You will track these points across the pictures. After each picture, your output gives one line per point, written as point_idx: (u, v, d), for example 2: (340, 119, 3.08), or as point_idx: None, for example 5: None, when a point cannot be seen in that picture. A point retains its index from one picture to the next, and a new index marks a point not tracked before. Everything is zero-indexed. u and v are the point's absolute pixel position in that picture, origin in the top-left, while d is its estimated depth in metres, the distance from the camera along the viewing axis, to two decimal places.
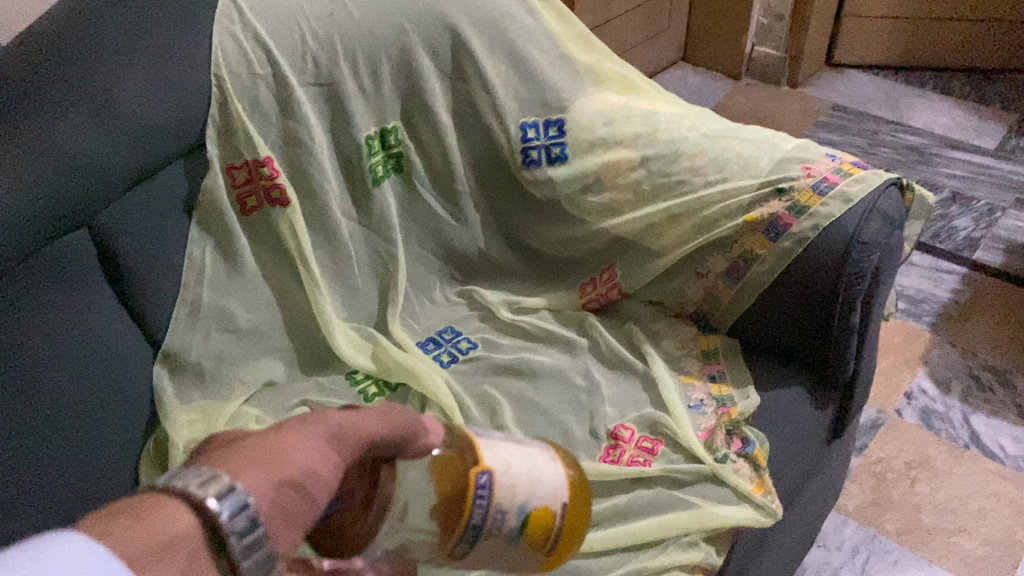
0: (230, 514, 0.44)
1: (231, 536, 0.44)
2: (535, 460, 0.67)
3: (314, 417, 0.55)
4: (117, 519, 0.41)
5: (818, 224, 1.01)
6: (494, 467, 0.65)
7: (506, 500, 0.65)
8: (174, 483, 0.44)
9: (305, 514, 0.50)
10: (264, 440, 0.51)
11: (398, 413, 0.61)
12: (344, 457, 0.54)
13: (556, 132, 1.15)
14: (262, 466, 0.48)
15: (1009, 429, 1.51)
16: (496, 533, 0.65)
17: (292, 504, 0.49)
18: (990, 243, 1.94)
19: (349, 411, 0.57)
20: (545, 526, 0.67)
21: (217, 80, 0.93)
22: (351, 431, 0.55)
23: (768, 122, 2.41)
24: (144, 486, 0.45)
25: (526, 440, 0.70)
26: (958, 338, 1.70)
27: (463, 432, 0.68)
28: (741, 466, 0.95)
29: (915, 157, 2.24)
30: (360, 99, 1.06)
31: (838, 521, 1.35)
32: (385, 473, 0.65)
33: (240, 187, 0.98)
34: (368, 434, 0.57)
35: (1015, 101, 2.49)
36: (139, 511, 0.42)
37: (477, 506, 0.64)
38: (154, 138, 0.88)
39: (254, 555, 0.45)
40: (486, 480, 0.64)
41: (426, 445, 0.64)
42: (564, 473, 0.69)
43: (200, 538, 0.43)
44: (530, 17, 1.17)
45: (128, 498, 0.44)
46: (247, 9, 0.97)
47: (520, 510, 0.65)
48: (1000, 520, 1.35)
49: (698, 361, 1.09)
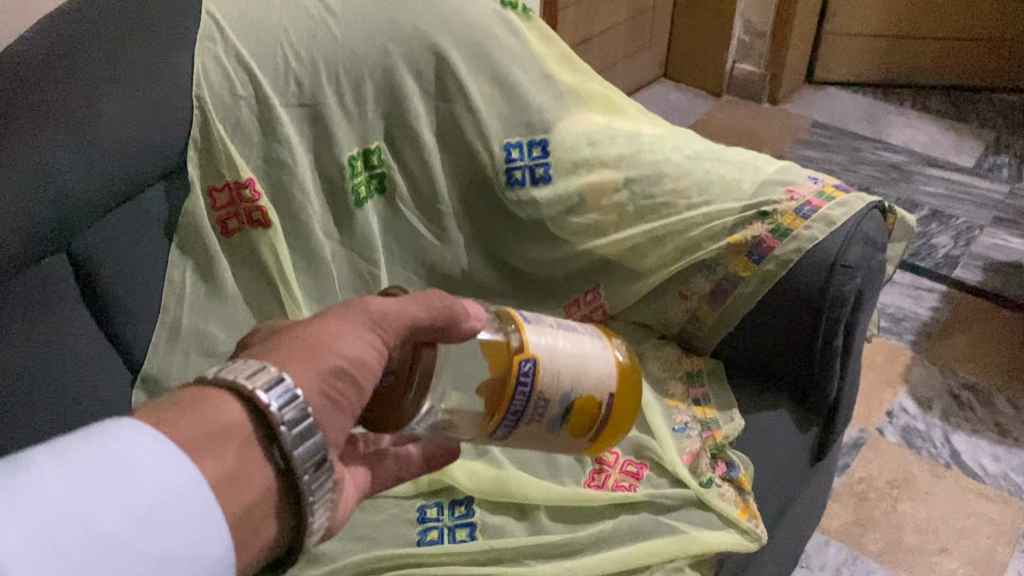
0: (278, 404, 0.55)
1: (281, 425, 0.55)
2: (581, 350, 0.75)
3: (358, 307, 0.66)
4: (179, 410, 0.53)
5: (801, 247, 1.02)
6: (539, 357, 0.73)
7: (549, 390, 0.73)
8: (227, 378, 0.56)
9: (353, 397, 0.62)
10: (315, 333, 0.62)
11: (438, 297, 0.69)
12: (384, 340, 0.66)
13: (539, 153, 1.15)
14: (312, 356, 0.60)
15: (988, 447, 1.52)
16: (541, 416, 0.74)
17: (341, 387, 0.61)
18: (969, 261, 1.96)
19: (391, 300, 0.68)
20: (589, 412, 0.75)
21: (198, 102, 0.93)
22: (392, 318, 0.66)
23: (749, 139, 2.42)
24: (202, 378, 0.57)
25: (575, 330, 0.77)
26: (938, 356, 1.71)
27: (512, 317, 0.76)
28: (726, 490, 0.95)
29: (894, 174, 2.26)
30: (343, 120, 1.05)
31: (821, 541, 1.35)
32: (427, 352, 0.71)
33: (221, 209, 0.97)
34: (406, 318, 0.67)
35: (992, 120, 2.52)
36: (198, 403, 0.54)
37: (521, 390, 0.72)
38: (137, 158, 0.87)
39: (305, 441, 0.56)
40: (529, 367, 0.72)
41: (471, 329, 0.71)
42: (609, 364, 0.76)
43: (249, 426, 0.55)
44: (513, 38, 1.18)
45: (190, 390, 0.55)
46: (229, 31, 0.97)
47: (564, 397, 0.74)
48: (981, 539, 1.36)
49: (682, 384, 1.09)
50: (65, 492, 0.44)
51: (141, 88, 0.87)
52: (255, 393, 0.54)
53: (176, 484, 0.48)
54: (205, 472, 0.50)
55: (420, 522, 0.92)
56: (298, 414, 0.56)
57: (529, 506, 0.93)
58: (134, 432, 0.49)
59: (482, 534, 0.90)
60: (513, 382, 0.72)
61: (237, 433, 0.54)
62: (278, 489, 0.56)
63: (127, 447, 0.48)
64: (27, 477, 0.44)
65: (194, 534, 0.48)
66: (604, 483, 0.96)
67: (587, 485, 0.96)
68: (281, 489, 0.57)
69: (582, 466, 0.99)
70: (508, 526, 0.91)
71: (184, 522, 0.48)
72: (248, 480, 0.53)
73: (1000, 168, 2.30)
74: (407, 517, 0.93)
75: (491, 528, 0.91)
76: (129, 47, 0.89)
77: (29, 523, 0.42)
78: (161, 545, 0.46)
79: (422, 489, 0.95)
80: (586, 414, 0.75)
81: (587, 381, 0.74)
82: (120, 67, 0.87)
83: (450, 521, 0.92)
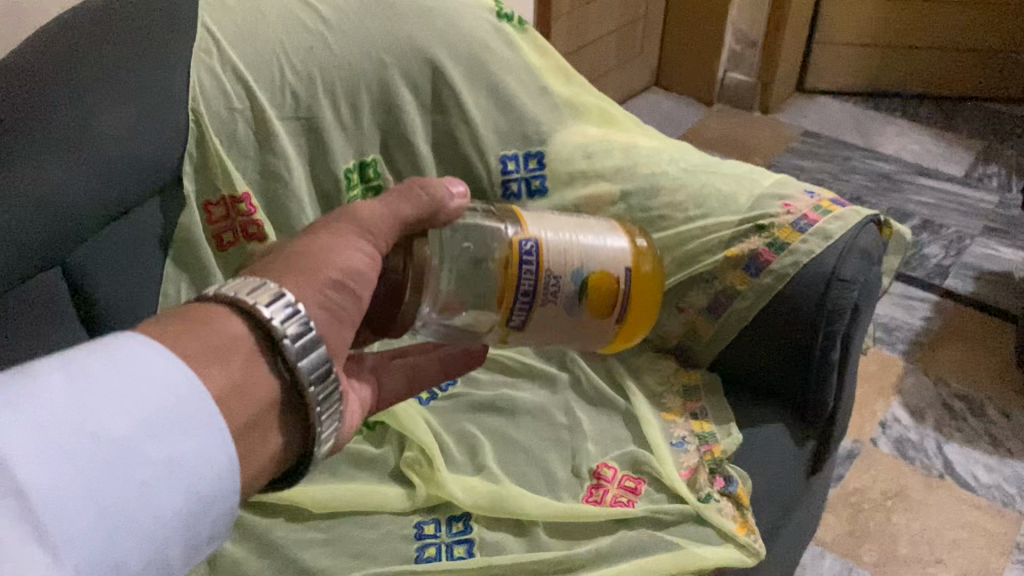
0: (281, 317, 0.54)
1: (285, 338, 0.54)
2: (583, 237, 0.86)
3: (347, 220, 0.66)
4: (179, 326, 0.52)
5: (798, 261, 1.01)
6: (540, 238, 0.84)
7: (556, 267, 0.83)
8: (225, 294, 0.55)
9: (351, 308, 0.63)
10: (308, 249, 0.62)
11: (417, 189, 0.72)
12: (377, 242, 0.67)
13: (536, 165, 1.15)
14: (309, 271, 0.60)
15: (981, 457, 1.52)
16: (556, 293, 0.83)
17: (339, 299, 0.61)
18: (960, 271, 1.97)
19: (376, 203, 0.69)
20: (599, 288, 0.84)
21: (194, 115, 0.92)
22: (380, 225, 0.67)
23: (740, 148, 2.43)
24: (200, 296, 0.56)
25: (578, 225, 0.88)
26: (930, 366, 1.72)
27: (516, 215, 0.87)
28: (725, 504, 0.95)
29: (885, 183, 2.27)
30: (339, 133, 1.05)
31: (816, 553, 1.35)
32: (417, 243, 0.77)
33: (218, 222, 0.97)
34: (396, 216, 0.69)
35: (981, 129, 2.54)
36: (198, 320, 0.53)
37: (530, 267, 0.83)
38: (135, 172, 0.86)
39: (310, 356, 0.55)
40: (533, 248, 0.83)
41: (450, 215, 0.74)
42: (612, 249, 0.86)
43: (252, 341, 0.54)
44: (509, 50, 1.17)
45: (189, 308, 0.54)
46: (225, 44, 0.96)
47: (575, 275, 0.84)
48: (975, 550, 1.36)
49: (679, 398, 1.08)
50: (70, 397, 0.43)
51: (139, 101, 0.86)
52: (256, 308, 0.54)
53: (180, 391, 0.47)
54: (210, 381, 0.50)
55: (418, 539, 0.91)
56: (300, 330, 0.55)
57: (528, 522, 0.93)
58: (139, 344, 0.48)
59: (480, 551, 0.90)
60: (518, 261, 0.82)
61: (242, 349, 0.53)
62: (284, 402, 0.56)
63: (130, 357, 0.47)
64: (30, 380, 0.43)
65: (200, 441, 0.47)
66: (602, 499, 0.96)
67: (585, 501, 0.96)
68: (288, 402, 0.56)
69: (581, 481, 0.98)
70: (507, 543, 0.91)
71: (191, 431, 0.47)
72: (254, 395, 0.53)
73: (990, 178, 2.32)
74: (404, 533, 0.91)
75: (489, 545, 0.90)
76: (126, 59, 0.87)
77: (37, 425, 0.41)
78: (166, 451, 0.45)
79: (420, 504, 0.94)
80: (597, 288, 0.84)
81: (593, 258, 0.85)
82: (117, 79, 0.86)
83: (448, 537, 0.91)
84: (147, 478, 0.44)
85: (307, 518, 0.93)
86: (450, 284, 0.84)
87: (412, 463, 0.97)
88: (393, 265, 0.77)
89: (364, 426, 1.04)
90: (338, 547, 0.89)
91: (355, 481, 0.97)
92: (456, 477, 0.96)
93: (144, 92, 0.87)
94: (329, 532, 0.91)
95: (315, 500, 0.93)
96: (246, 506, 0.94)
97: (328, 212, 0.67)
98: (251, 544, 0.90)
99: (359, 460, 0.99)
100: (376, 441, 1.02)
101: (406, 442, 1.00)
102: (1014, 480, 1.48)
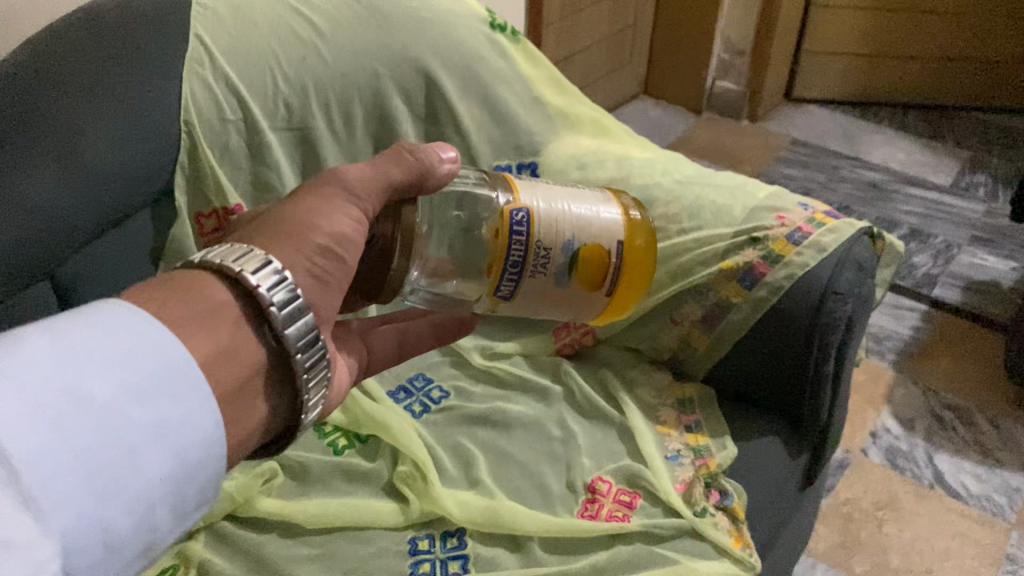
0: (266, 282, 0.54)
1: (270, 306, 0.54)
2: (580, 205, 0.82)
3: (333, 180, 0.64)
4: (166, 292, 0.51)
5: (793, 273, 1.01)
6: (530, 207, 0.79)
7: (546, 239, 0.79)
8: (212, 261, 0.54)
9: (339, 274, 0.62)
10: (293, 212, 0.61)
11: (405, 155, 0.68)
12: (363, 209, 0.64)
13: (529, 176, 1.15)
14: (291, 236, 0.60)
15: (970, 467, 1.53)
16: (546, 267, 0.80)
17: (326, 265, 0.61)
18: (948, 280, 1.98)
19: (364, 167, 0.66)
20: (592, 259, 0.81)
21: (186, 127, 0.91)
22: (368, 186, 0.65)
23: (729, 157, 2.43)
24: (185, 263, 0.55)
25: (573, 191, 0.84)
26: (920, 375, 1.72)
27: (505, 180, 0.82)
28: (720, 519, 0.95)
29: (873, 193, 2.28)
30: (332, 143, 1.05)
31: (808, 564, 1.35)
32: (407, 210, 0.71)
33: (209, 235, 0.95)
34: (385, 182, 0.66)
35: (968, 139, 2.56)
36: (185, 286, 0.52)
37: (520, 238, 0.78)
38: (124, 183, 0.85)
39: (296, 321, 0.55)
40: (523, 218, 0.79)
41: (442, 180, 0.70)
42: (609, 218, 0.83)
43: (238, 307, 0.54)
44: (503, 60, 1.17)
45: (176, 274, 0.54)
46: (216, 52, 0.94)
47: (567, 246, 0.80)
48: (965, 560, 1.36)
49: (674, 411, 1.08)
50: (53, 362, 0.42)
51: (131, 111, 0.85)
52: (241, 274, 0.54)
53: (168, 357, 0.46)
54: (194, 347, 0.49)
55: (411, 555, 0.90)
56: (287, 296, 0.55)
57: (522, 537, 0.92)
58: (124, 309, 0.48)
59: (474, 566, 0.89)
60: (508, 234, 0.78)
61: (227, 314, 0.53)
62: (270, 367, 0.56)
63: (113, 322, 0.46)
64: (12, 347, 0.42)
65: (189, 410, 0.46)
66: (597, 514, 0.95)
67: (580, 515, 0.95)
68: (274, 368, 0.56)
69: (576, 495, 0.97)
70: (502, 558, 0.90)
71: (182, 395, 0.46)
72: (241, 358, 0.53)
73: (976, 187, 2.33)
74: (397, 549, 0.91)
75: (484, 561, 0.90)
76: (119, 66, 0.86)
77: (21, 389, 0.40)
78: (153, 414, 0.44)
79: (414, 520, 0.93)
80: (586, 262, 0.80)
81: (584, 229, 0.80)
82: (111, 87, 0.84)
83: (442, 553, 0.90)
84: (134, 440, 0.43)
85: (299, 533, 0.92)
86: (439, 251, 0.84)
87: (407, 479, 0.96)
88: (380, 231, 0.71)
89: (357, 439, 1.03)
90: (331, 563, 0.88)
91: (347, 495, 0.96)
92: (450, 491, 0.96)
93: (137, 102, 0.86)
94: (321, 548, 0.90)
95: (307, 515, 0.92)
96: (237, 521, 0.93)
97: (315, 176, 0.65)
98: (243, 560, 0.89)
99: (351, 475, 0.98)
100: (368, 455, 1.01)
101: (399, 457, 0.99)
102: (1004, 490, 1.49)
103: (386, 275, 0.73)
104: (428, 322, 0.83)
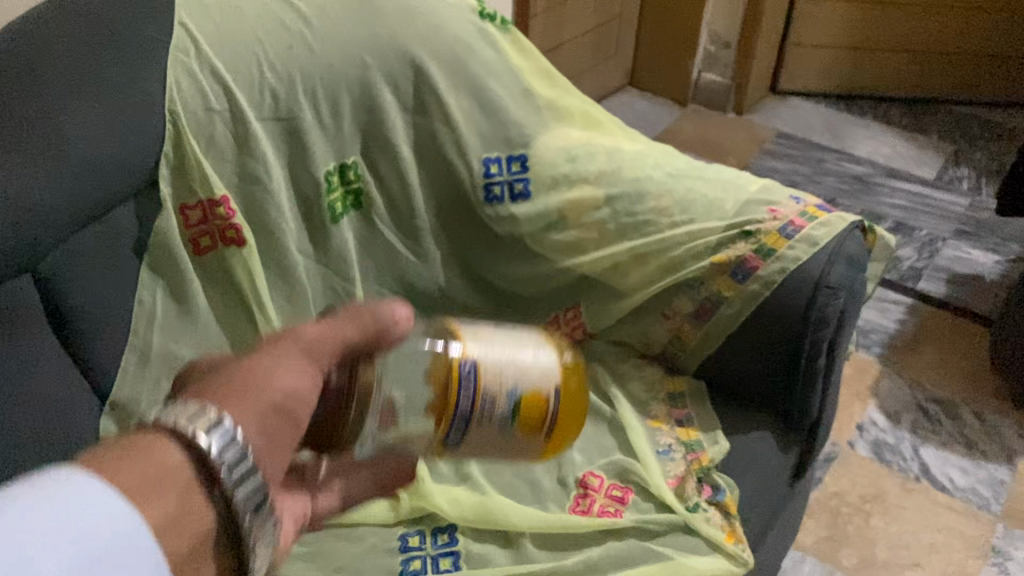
0: (218, 448, 0.47)
1: (220, 467, 0.47)
2: (522, 353, 0.72)
3: (287, 335, 0.59)
4: (114, 457, 0.43)
5: (785, 268, 1.00)
6: (476, 358, 0.71)
7: (488, 388, 0.70)
8: (165, 421, 0.47)
9: (290, 434, 0.56)
10: (244, 367, 0.55)
11: (364, 314, 0.63)
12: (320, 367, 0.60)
13: (519, 168, 1.13)
14: (242, 396, 0.53)
15: (956, 460, 1.54)
16: (486, 420, 0.70)
17: (275, 424, 0.54)
18: (932, 273, 1.99)
19: (320, 324, 0.62)
20: (534, 405, 0.71)
21: (172, 116, 0.89)
22: (321, 343, 0.60)
23: (715, 149, 2.43)
24: (131, 427, 0.47)
25: (514, 334, 0.74)
26: (905, 368, 1.73)
27: (450, 330, 0.73)
28: (713, 514, 0.94)
29: (858, 186, 2.29)
30: (320, 135, 1.02)
31: (796, 558, 1.35)
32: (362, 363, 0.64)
33: (195, 227, 0.94)
34: (338, 340, 0.61)
35: (951, 132, 2.57)
36: (132, 450, 0.44)
37: (463, 388, 0.69)
38: (107, 175, 0.83)
39: (247, 483, 0.48)
40: (468, 368, 0.70)
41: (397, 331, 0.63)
42: (549, 359, 0.73)
43: (189, 472, 0.46)
44: (491, 51, 1.15)
45: (110, 441, 0.45)
46: (203, 42, 0.93)
47: (508, 394, 0.70)
48: (952, 553, 1.37)
49: (665, 405, 1.07)
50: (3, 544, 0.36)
51: (114, 101, 0.83)
52: (194, 440, 0.46)
53: (119, 528, 0.40)
54: (149, 519, 0.42)
55: (402, 552, 0.89)
56: (238, 455, 0.48)
57: (514, 533, 0.91)
58: (78, 477, 0.40)
59: (466, 564, 0.88)
60: (456, 386, 0.69)
61: (181, 479, 0.45)
62: (218, 551, 0.48)
63: (68, 494, 0.39)
64: None
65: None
66: (589, 509, 0.94)
67: (572, 510, 0.94)
68: (220, 540, 0.48)
69: (567, 490, 0.97)
70: (494, 556, 0.89)
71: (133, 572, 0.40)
72: (191, 528, 0.45)
73: (960, 180, 2.34)
74: (388, 546, 0.89)
75: (475, 558, 0.89)
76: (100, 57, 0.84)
77: None
78: None
79: (404, 516, 0.92)
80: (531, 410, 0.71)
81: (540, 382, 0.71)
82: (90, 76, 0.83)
83: (433, 550, 0.89)
84: None
85: None
86: (392, 391, 0.70)
87: None
88: (335, 380, 0.64)
89: None
90: (320, 562, 0.87)
91: None
92: (440, 488, 0.95)
93: (119, 91, 0.84)
94: (310, 546, 0.89)
95: None
96: None
97: (265, 335, 0.60)
98: None
99: None
100: None
101: None
102: (989, 483, 1.50)
103: (337, 435, 0.67)
104: (370, 472, 0.77)
